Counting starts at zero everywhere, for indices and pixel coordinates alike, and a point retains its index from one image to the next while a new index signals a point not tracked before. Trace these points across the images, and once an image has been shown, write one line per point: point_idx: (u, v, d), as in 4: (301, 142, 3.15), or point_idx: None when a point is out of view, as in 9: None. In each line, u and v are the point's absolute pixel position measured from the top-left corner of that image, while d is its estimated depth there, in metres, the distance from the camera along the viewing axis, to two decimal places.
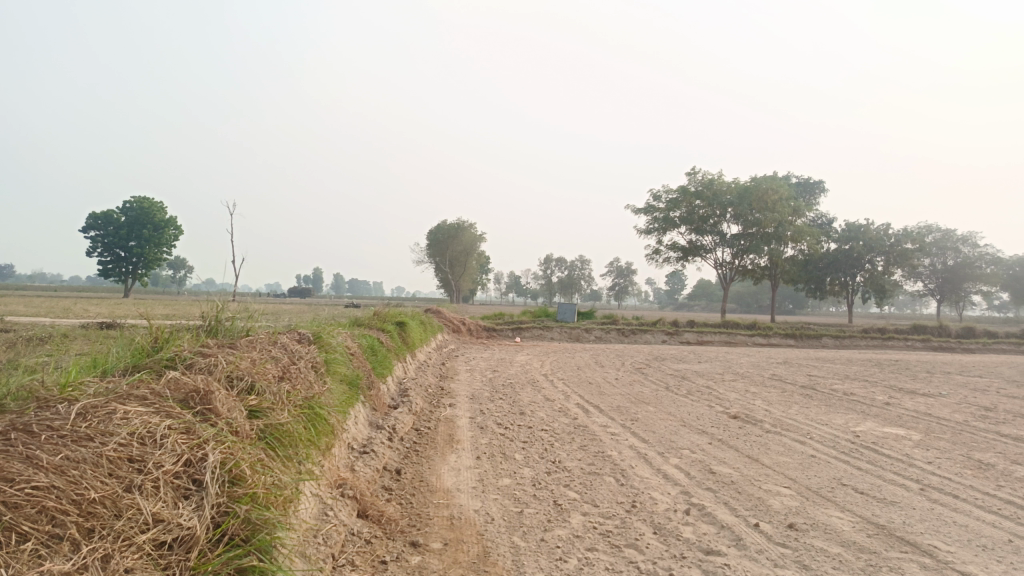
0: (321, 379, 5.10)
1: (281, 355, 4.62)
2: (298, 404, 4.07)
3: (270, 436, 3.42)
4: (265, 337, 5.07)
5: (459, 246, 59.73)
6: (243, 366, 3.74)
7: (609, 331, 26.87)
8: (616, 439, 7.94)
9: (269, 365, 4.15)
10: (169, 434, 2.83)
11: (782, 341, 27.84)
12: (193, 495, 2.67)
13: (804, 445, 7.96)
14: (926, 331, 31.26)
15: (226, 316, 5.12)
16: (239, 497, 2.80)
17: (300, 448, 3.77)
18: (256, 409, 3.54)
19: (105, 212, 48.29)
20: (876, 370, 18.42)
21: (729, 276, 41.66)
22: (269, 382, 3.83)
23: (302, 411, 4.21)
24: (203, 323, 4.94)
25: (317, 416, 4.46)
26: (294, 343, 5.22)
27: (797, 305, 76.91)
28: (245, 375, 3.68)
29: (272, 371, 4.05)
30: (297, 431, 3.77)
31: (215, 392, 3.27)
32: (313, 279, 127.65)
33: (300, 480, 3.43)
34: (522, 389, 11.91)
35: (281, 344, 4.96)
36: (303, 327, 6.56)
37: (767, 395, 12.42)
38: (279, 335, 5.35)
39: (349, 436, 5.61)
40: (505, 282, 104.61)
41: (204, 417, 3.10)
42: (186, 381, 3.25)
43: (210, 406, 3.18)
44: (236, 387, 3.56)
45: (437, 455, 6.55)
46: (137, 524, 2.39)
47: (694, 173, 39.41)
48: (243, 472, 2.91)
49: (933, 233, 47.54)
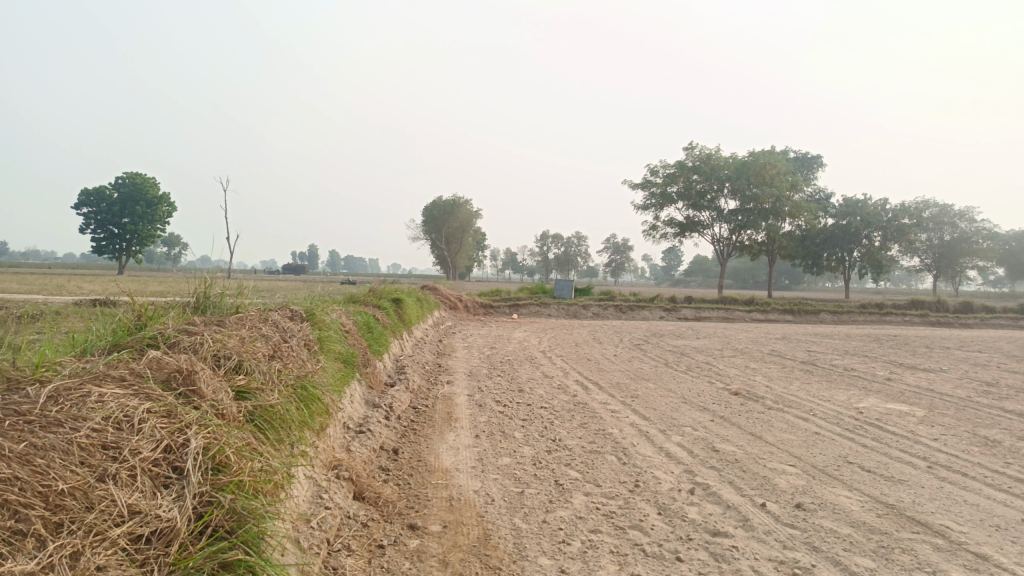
0: (314, 357, 4.93)
1: (272, 333, 4.44)
2: (289, 384, 3.90)
3: (259, 419, 3.25)
4: (256, 314, 4.89)
5: (455, 222, 59.39)
6: (230, 345, 3.57)
7: (606, 308, 26.76)
8: (617, 417, 7.81)
9: (259, 343, 3.97)
10: (147, 418, 2.66)
11: (780, 317, 27.77)
12: (173, 483, 2.50)
13: (807, 422, 7.84)
14: (923, 306, 31.27)
15: (215, 294, 4.95)
16: (223, 486, 2.63)
17: (292, 431, 3.61)
18: (245, 390, 3.37)
19: (97, 188, 47.65)
20: (875, 346, 18.36)
21: (727, 252, 41.49)
22: (258, 361, 3.66)
23: (294, 392, 4.04)
24: (191, 300, 4.77)
25: (311, 396, 4.30)
26: (285, 320, 5.03)
27: (793, 281, 76.94)
28: (232, 354, 3.51)
29: (262, 350, 3.88)
30: (288, 413, 3.61)
31: (199, 372, 3.10)
32: (309, 256, 127.27)
33: (291, 465, 3.27)
34: (520, 367, 11.78)
35: (272, 322, 4.78)
36: (296, 304, 6.37)
37: (768, 371, 12.32)
38: (270, 312, 5.17)
39: (345, 415, 5.46)
40: (502, 259, 104.35)
41: (187, 399, 2.94)
42: (169, 361, 3.09)
43: (193, 386, 3.00)
44: (223, 366, 3.39)
45: (435, 434, 6.41)
46: (110, 517, 2.22)
47: (692, 147, 39.07)
48: (228, 459, 2.74)
49: (930, 208, 47.39)
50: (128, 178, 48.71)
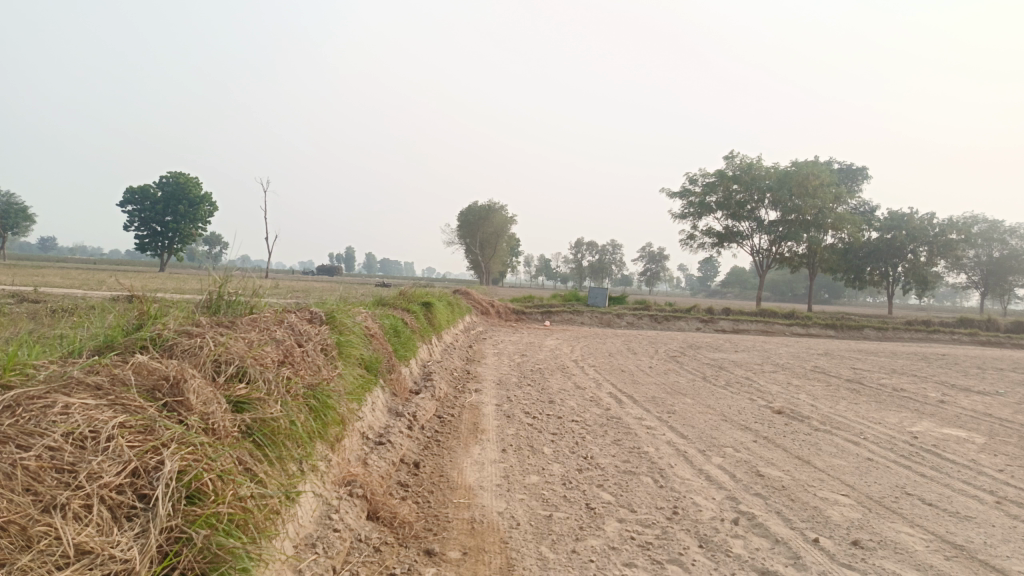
0: (331, 362, 4.61)
1: (286, 337, 4.14)
2: (299, 394, 3.58)
3: (257, 435, 2.94)
4: (271, 316, 4.59)
5: (490, 227, 59.27)
6: (233, 349, 3.27)
7: (641, 318, 26.22)
8: (653, 434, 7.36)
9: (268, 348, 3.66)
10: (117, 434, 2.37)
11: (821, 332, 26.90)
12: (138, 516, 2.20)
13: (859, 446, 7.30)
14: (972, 324, 30.06)
15: (229, 293, 4.67)
16: (196, 518, 2.30)
17: (296, 446, 3.28)
18: (244, 400, 3.06)
19: (142, 186, 48.51)
20: (923, 364, 17.54)
21: (766, 263, 40.54)
22: (263, 367, 3.35)
23: (305, 401, 3.73)
24: (204, 299, 4.52)
25: (323, 405, 3.97)
26: (303, 323, 4.72)
27: (833, 295, 75.09)
28: (234, 359, 3.21)
29: (271, 355, 3.57)
30: (292, 426, 3.28)
31: (189, 381, 2.80)
32: (345, 258, 128.53)
33: (291, 488, 2.94)
34: (551, 376, 11.38)
35: (287, 324, 4.48)
36: (318, 304, 6.07)
37: (812, 389, 11.74)
38: (287, 314, 4.87)
39: (364, 424, 5.15)
40: (536, 266, 104.13)
41: (171, 412, 2.64)
42: (156, 368, 2.80)
43: (178, 397, 2.71)
44: (222, 373, 3.10)
45: (460, 447, 6.06)
46: (51, 560, 1.93)
47: (732, 156, 38.30)
48: (206, 485, 2.41)
49: (979, 223, 45.79)
50: (172, 177, 49.64)
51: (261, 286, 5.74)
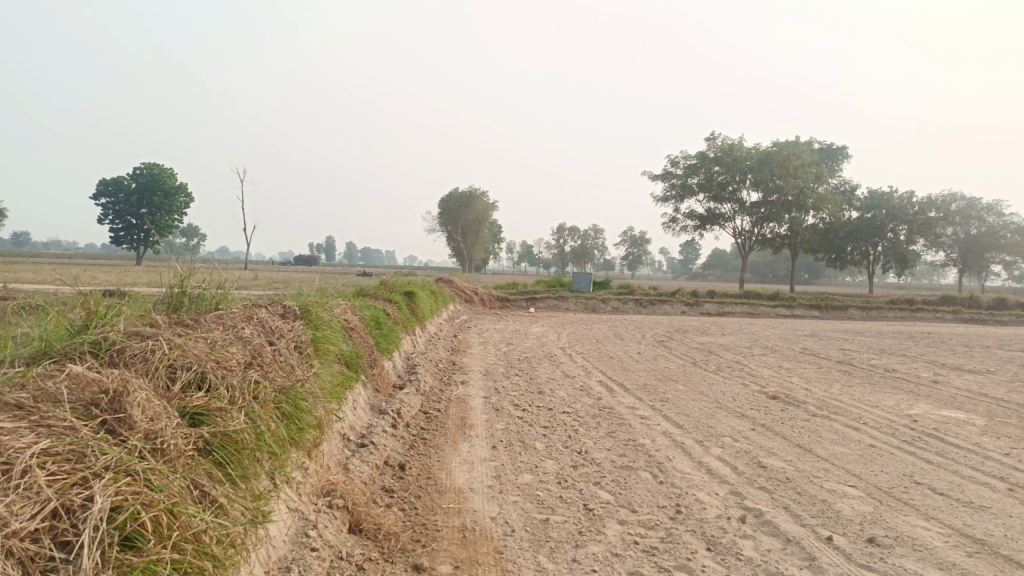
0: (306, 362, 4.23)
1: (256, 335, 3.77)
2: (270, 400, 3.23)
3: (215, 454, 2.58)
4: (239, 311, 4.22)
5: (471, 214, 58.82)
6: (191, 352, 2.91)
7: (626, 302, 26.00)
8: (648, 424, 7.08)
9: (233, 348, 3.30)
10: (37, 464, 2.01)
11: (806, 312, 26.85)
12: (57, 570, 1.84)
13: (859, 432, 7.06)
14: (955, 301, 30.20)
15: (192, 288, 4.30)
16: (131, 568, 1.94)
17: (264, 461, 2.92)
18: (202, 412, 2.70)
19: (115, 179, 47.52)
20: (911, 344, 17.44)
21: (748, 245, 40.48)
22: (228, 371, 3.00)
23: (276, 408, 3.37)
24: (166, 295, 4.16)
25: (297, 410, 3.62)
26: (274, 318, 4.35)
27: (814, 276, 75.62)
28: (192, 364, 2.86)
29: (237, 357, 3.21)
30: (259, 438, 2.93)
31: (135, 395, 2.45)
32: (325, 248, 127.41)
33: (256, 514, 2.58)
34: (539, 365, 11.06)
35: (258, 320, 4.12)
36: (292, 296, 5.69)
37: (804, 372, 11.53)
38: (257, 309, 4.50)
39: (344, 425, 4.83)
40: (518, 252, 103.77)
41: (108, 433, 2.28)
42: (95, 380, 2.45)
43: (119, 415, 2.35)
44: (177, 380, 2.74)
45: (448, 445, 5.73)
46: None
47: (714, 138, 38.07)
48: (147, 526, 2.05)
49: (957, 201, 46.12)
50: (145, 169, 48.55)
51: (230, 280, 5.34)
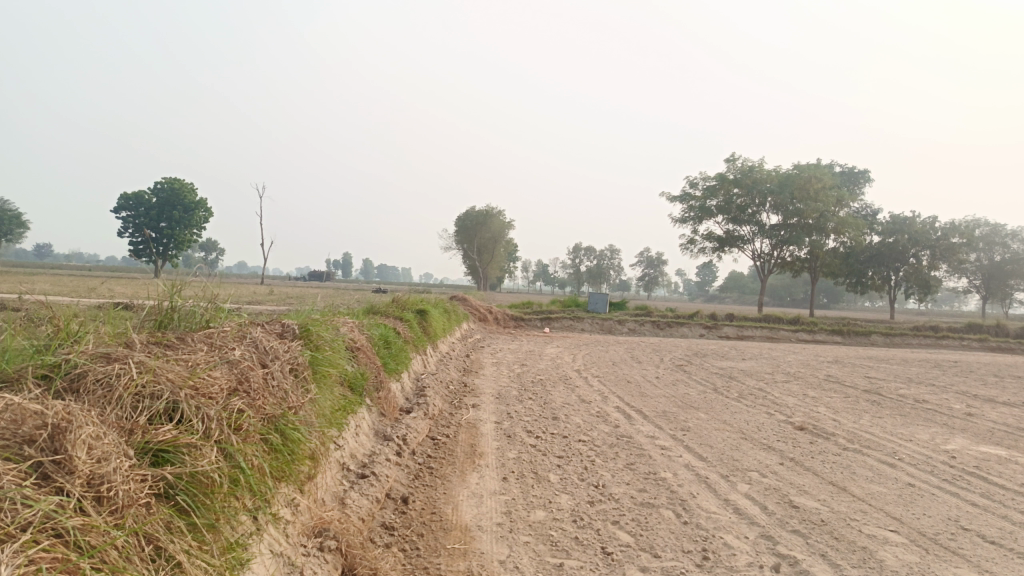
0: (302, 387, 3.91)
1: (246, 358, 3.45)
2: (254, 432, 2.90)
3: (172, 500, 2.26)
4: (231, 329, 3.92)
5: (487, 233, 58.68)
6: (161, 379, 2.61)
7: (643, 324, 25.56)
8: (669, 456, 6.68)
9: (216, 372, 3.00)
10: None
11: (828, 338, 26.25)
12: None
13: (895, 468, 6.62)
14: (981, 329, 29.43)
15: (180, 305, 4.02)
16: None
17: (239, 503, 2.59)
18: (169, 449, 2.40)
19: (136, 193, 48.02)
20: (939, 373, 16.87)
21: (767, 268, 39.91)
22: (203, 400, 2.69)
23: (262, 440, 3.04)
24: (153, 312, 3.89)
25: (286, 441, 3.30)
26: (269, 336, 4.04)
27: (832, 300, 74.68)
28: (162, 393, 2.56)
29: (220, 382, 2.90)
30: (234, 476, 2.60)
31: (82, 431, 2.14)
32: (342, 264, 128.06)
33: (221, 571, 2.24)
34: (554, 388, 10.69)
35: (251, 339, 3.81)
36: (293, 314, 5.39)
37: (831, 401, 11.05)
38: (251, 327, 4.19)
39: (343, 454, 4.50)
40: (534, 271, 103.57)
41: (43, 479, 1.97)
42: (37, 410, 2.15)
43: (60, 456, 2.03)
44: (141, 411, 2.44)
45: (455, 476, 5.38)
46: None
47: (733, 160, 37.71)
48: None
49: (980, 227, 45.34)
50: (166, 183, 48.81)
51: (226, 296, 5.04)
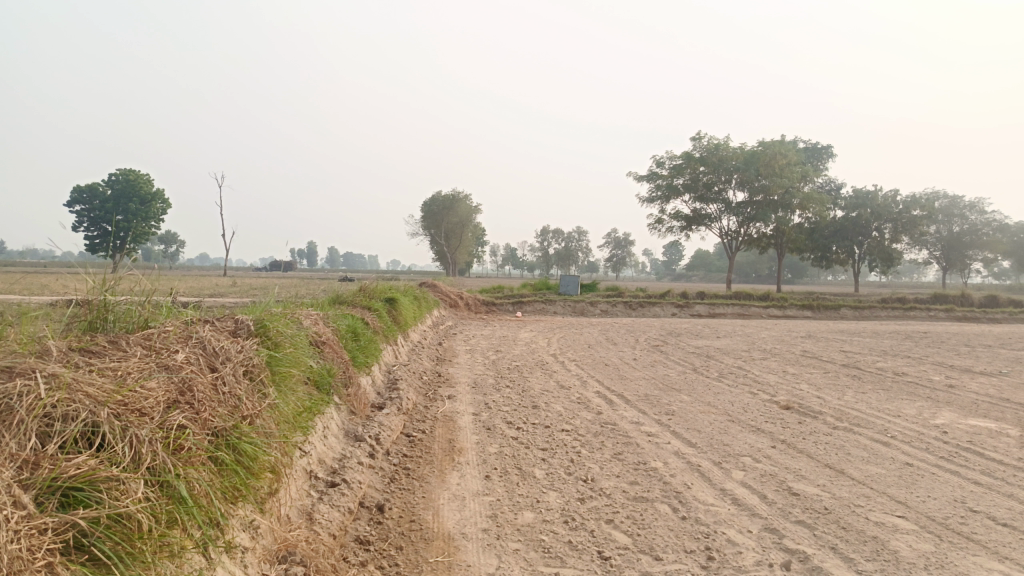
0: (258, 391, 3.46)
1: (192, 363, 3.02)
2: (199, 451, 2.51)
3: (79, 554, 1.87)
4: (174, 327, 3.48)
5: (454, 218, 58.03)
6: (73, 398, 2.22)
7: (616, 305, 25.33)
8: (657, 443, 6.37)
9: (151, 382, 2.59)
10: None
11: (798, 313, 26.32)
12: None
13: (890, 447, 6.40)
14: (946, 300, 29.81)
15: (112, 303, 3.57)
16: None
17: (176, 541, 2.19)
18: (82, 485, 2.02)
19: (89, 185, 46.33)
20: (911, 344, 16.90)
21: (734, 245, 40.00)
22: (130, 420, 2.32)
23: (208, 459, 2.63)
24: (82, 314, 3.45)
25: (239, 455, 2.88)
26: (218, 334, 3.59)
27: (796, 276, 75.68)
28: (74, 416, 2.17)
29: (153, 397, 2.50)
30: (166, 513, 2.20)
31: None
32: (308, 253, 125.89)
33: None
34: (531, 375, 10.32)
35: (198, 338, 3.37)
36: (248, 309, 4.91)
37: (812, 377, 10.88)
38: (197, 324, 3.73)
39: (309, 462, 4.09)
40: (502, 256, 103.12)
41: None
42: None
43: None
44: (45, 443, 2.05)
45: (433, 477, 4.99)
46: None
47: (699, 138, 37.53)
48: None
49: (940, 199, 45.98)
50: (121, 175, 47.24)
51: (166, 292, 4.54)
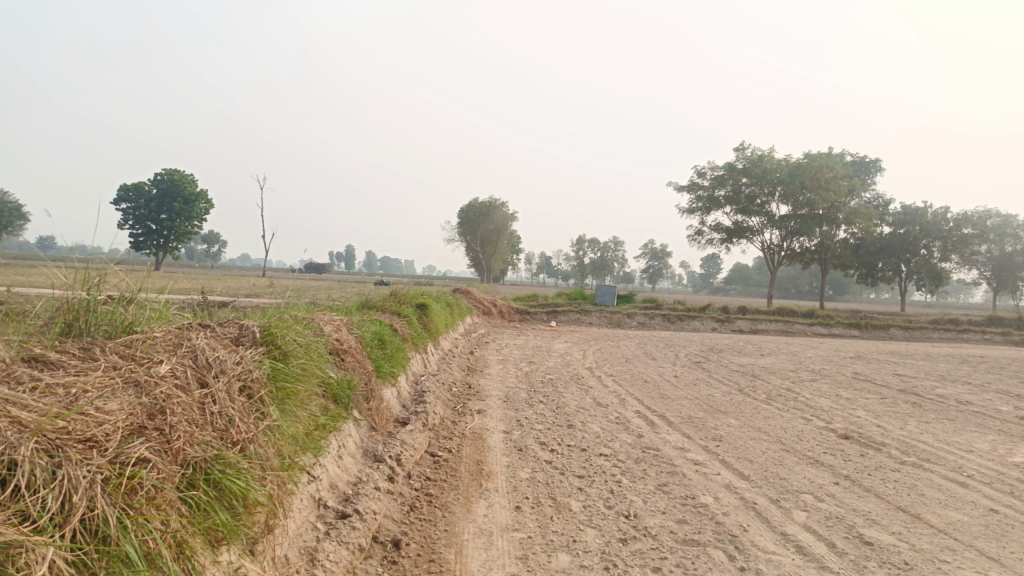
0: (255, 409, 3.02)
1: (173, 378, 2.62)
2: (155, 494, 2.15)
3: None
4: (160, 332, 3.07)
5: (491, 225, 57.70)
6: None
7: (653, 318, 24.62)
8: (705, 474, 5.78)
9: (104, 409, 2.24)
10: None
11: (844, 332, 25.28)
12: None
13: (969, 488, 5.71)
14: (1002, 323, 28.42)
15: (93, 309, 3.19)
16: None
17: None
18: None
19: (136, 184, 46.76)
20: (968, 369, 15.93)
21: (776, 259, 38.87)
22: (57, 456, 1.99)
23: (173, 500, 2.23)
24: (54, 322, 3.07)
25: (218, 491, 2.45)
26: (213, 342, 3.15)
27: (838, 292, 73.76)
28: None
29: (96, 426, 2.15)
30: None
31: None
32: (345, 256, 127.00)
33: None
34: (566, 389, 9.76)
35: (185, 345, 2.96)
36: (257, 314, 4.47)
37: (867, 403, 10.14)
38: (188, 328, 3.31)
39: (318, 488, 3.64)
40: (537, 264, 102.71)
41: None
42: None
43: None
44: None
45: (458, 506, 4.48)
46: None
47: (743, 148, 36.55)
48: None
49: (992, 217, 44.19)
50: (165, 175, 47.79)
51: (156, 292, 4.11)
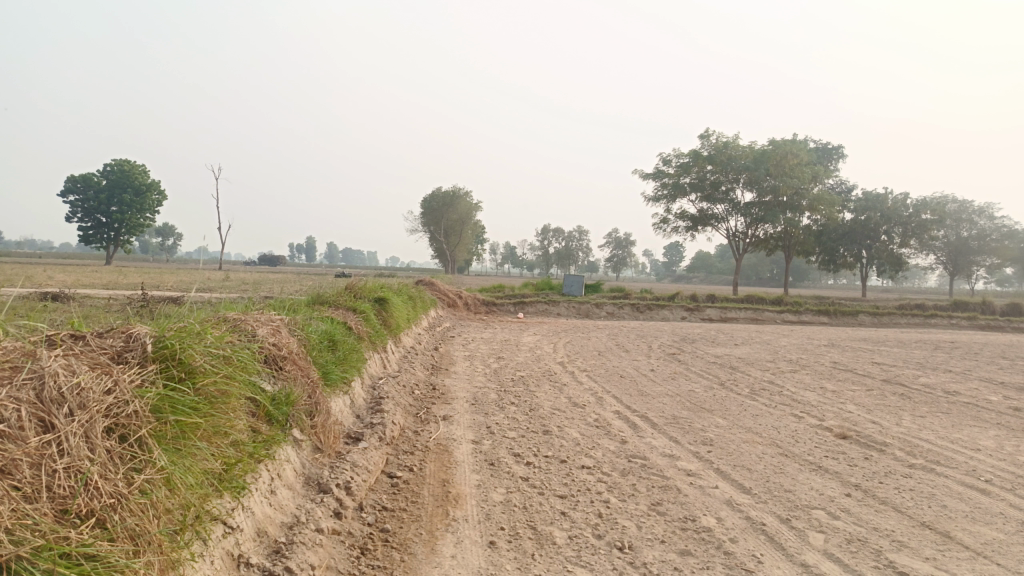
0: (120, 460, 2.33)
1: None
2: None
3: None
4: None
5: (455, 215, 56.76)
6: None
7: (622, 308, 24.06)
8: (702, 488, 5.10)
9: None
10: None
11: (814, 318, 25.04)
12: None
13: (993, 497, 5.13)
14: (967, 307, 28.49)
15: None
16: None
17: None
18: None
19: (84, 175, 44.65)
20: (944, 356, 15.63)
21: (740, 247, 38.69)
22: None
23: None
24: None
25: None
26: (64, 364, 2.46)
27: (799, 279, 74.52)
28: None
29: None
30: None
31: None
32: (306, 247, 124.63)
33: None
34: (538, 388, 9.04)
35: (20, 376, 2.30)
36: (160, 319, 3.63)
37: (855, 395, 9.62)
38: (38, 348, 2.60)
39: (238, 541, 2.84)
40: (502, 254, 101.93)
41: None
42: None
43: None
44: None
45: (420, 546, 3.70)
46: None
47: (707, 135, 36.15)
48: None
49: (951, 203, 44.58)
50: (116, 164, 45.82)
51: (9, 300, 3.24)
